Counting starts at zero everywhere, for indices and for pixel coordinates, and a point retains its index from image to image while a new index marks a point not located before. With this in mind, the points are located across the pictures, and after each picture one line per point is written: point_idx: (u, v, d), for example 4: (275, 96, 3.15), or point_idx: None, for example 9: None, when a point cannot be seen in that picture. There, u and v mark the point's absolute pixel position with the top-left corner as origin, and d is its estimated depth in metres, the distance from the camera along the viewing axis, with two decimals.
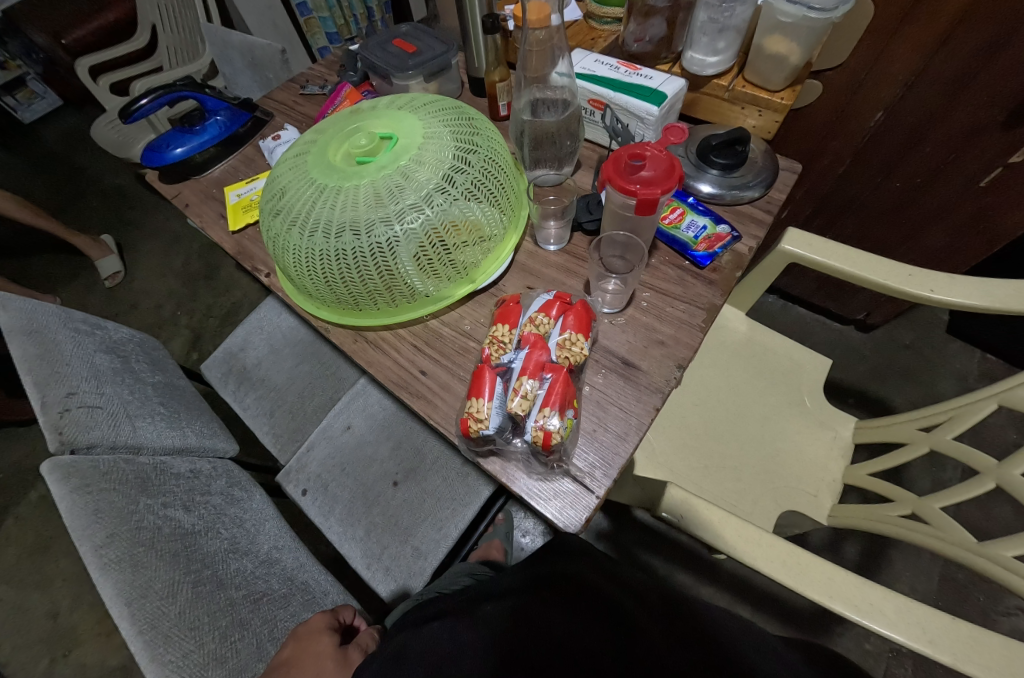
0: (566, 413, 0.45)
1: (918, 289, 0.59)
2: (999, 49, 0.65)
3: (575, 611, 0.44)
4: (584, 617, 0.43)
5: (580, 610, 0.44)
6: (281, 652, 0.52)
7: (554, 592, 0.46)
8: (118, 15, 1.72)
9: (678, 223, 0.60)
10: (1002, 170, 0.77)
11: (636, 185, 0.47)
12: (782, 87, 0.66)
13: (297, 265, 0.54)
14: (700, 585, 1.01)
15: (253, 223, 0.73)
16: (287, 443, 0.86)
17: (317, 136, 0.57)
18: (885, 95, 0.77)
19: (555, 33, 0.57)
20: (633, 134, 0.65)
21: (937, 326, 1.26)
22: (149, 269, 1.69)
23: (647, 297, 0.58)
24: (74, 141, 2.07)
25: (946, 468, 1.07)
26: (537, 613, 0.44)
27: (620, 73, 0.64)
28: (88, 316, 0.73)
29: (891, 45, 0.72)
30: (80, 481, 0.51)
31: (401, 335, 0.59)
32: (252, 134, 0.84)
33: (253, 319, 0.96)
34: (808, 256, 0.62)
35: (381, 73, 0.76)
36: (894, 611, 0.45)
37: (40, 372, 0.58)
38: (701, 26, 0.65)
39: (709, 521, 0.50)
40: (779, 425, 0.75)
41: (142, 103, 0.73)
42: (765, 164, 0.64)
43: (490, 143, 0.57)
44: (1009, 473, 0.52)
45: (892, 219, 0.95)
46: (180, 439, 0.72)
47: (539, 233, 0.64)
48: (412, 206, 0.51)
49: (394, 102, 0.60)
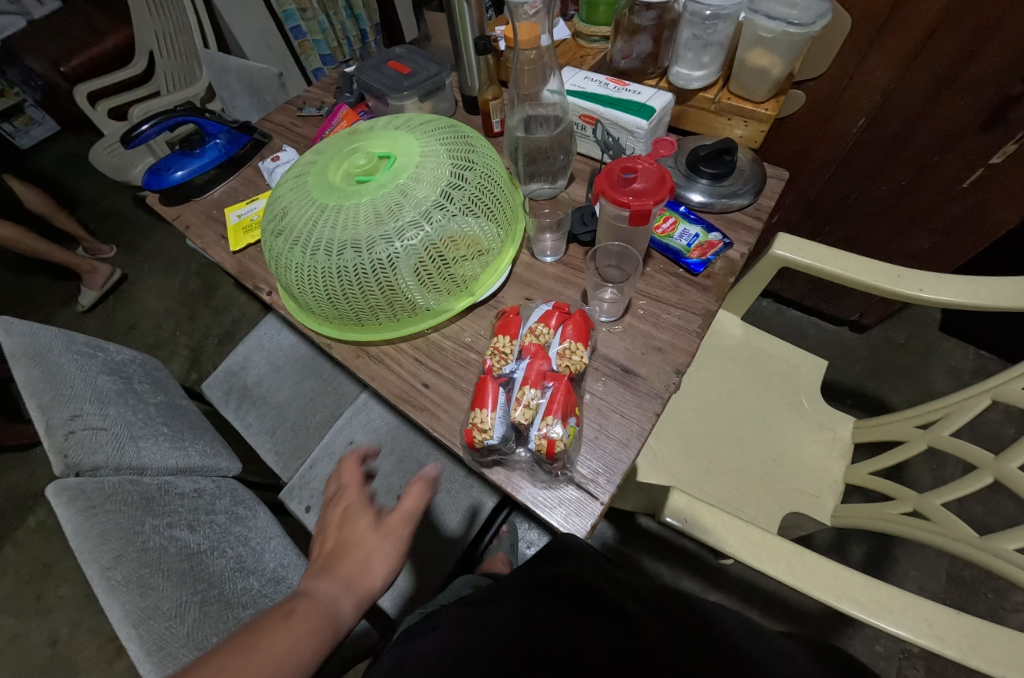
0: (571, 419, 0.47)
1: (909, 289, 0.61)
2: (975, 55, 0.68)
3: (572, 608, 0.45)
4: (586, 615, 0.44)
5: (585, 610, 0.45)
6: (332, 541, 0.45)
7: (553, 591, 0.47)
8: (116, 43, 1.76)
9: (671, 232, 0.62)
10: (983, 171, 0.79)
11: (629, 197, 0.48)
12: (767, 98, 0.68)
13: (299, 283, 0.55)
14: (707, 591, 1.00)
15: (255, 243, 0.74)
16: (289, 461, 0.86)
17: (316, 157, 0.59)
18: (866, 102, 0.80)
19: (546, 52, 0.60)
20: (625, 147, 0.67)
21: (930, 325, 1.28)
22: (148, 289, 1.70)
23: (643, 304, 0.59)
24: (72, 165, 2.10)
25: (946, 465, 1.08)
26: (534, 613, 0.45)
27: (609, 89, 0.66)
28: (90, 338, 0.74)
29: (869, 55, 0.75)
30: (86, 504, 0.52)
31: (402, 349, 0.60)
32: (251, 155, 0.86)
33: (254, 337, 0.97)
34: (800, 259, 0.64)
35: (376, 94, 0.78)
36: (900, 609, 0.45)
37: (44, 394, 0.59)
38: (685, 42, 0.68)
39: (714, 524, 0.50)
40: (779, 427, 0.76)
41: (144, 128, 0.79)
42: (753, 173, 0.66)
43: (486, 160, 0.59)
44: (1006, 467, 0.53)
45: (879, 221, 0.97)
46: (183, 459, 0.72)
47: (535, 245, 0.65)
48: (412, 223, 0.52)
49: (391, 122, 0.62)
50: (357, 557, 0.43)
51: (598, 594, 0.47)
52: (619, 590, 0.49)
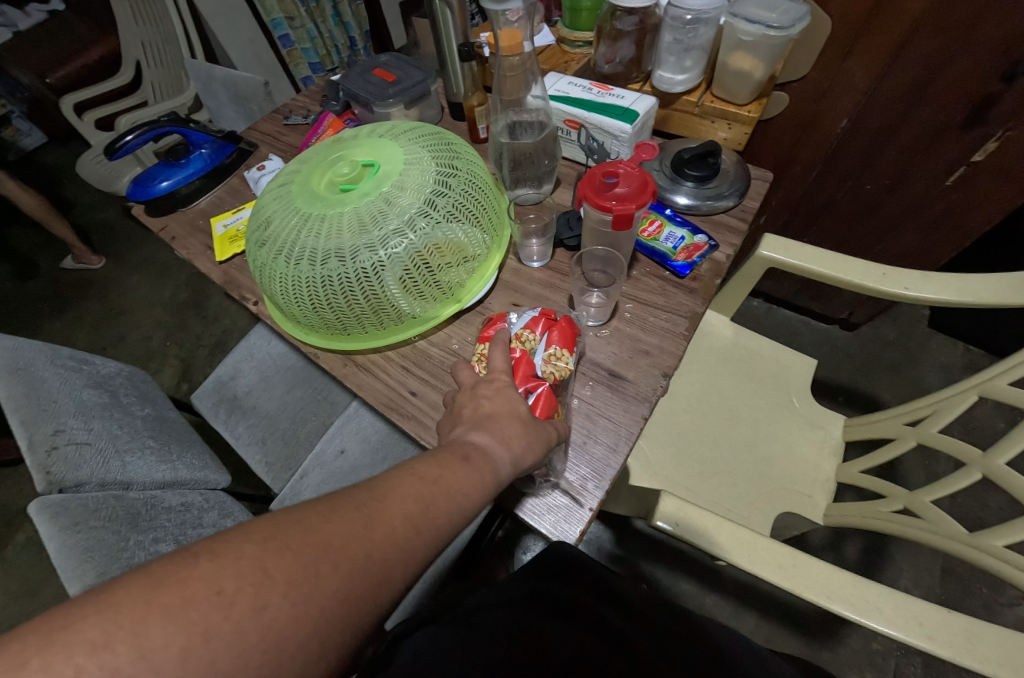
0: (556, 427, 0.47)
1: (893, 287, 0.61)
2: (954, 54, 0.69)
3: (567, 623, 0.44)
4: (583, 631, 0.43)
5: (579, 624, 0.44)
6: (481, 406, 0.44)
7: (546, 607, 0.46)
8: (103, 53, 1.76)
9: (657, 235, 0.62)
10: (966, 169, 0.79)
11: (612, 201, 0.48)
12: (749, 101, 0.69)
13: (284, 293, 0.55)
14: (704, 593, 1.00)
15: (241, 253, 0.74)
16: (279, 472, 0.86)
17: (300, 166, 0.58)
18: (849, 103, 0.81)
19: (528, 58, 0.60)
20: (609, 151, 0.67)
21: (919, 322, 1.28)
22: (137, 300, 1.69)
23: (630, 308, 0.59)
24: (60, 177, 2.08)
25: (938, 461, 1.08)
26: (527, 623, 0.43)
27: (593, 93, 0.66)
28: (75, 351, 0.74)
29: (850, 57, 0.76)
30: (69, 521, 0.51)
31: (390, 357, 0.59)
32: (238, 165, 0.85)
33: (243, 347, 0.96)
34: (785, 260, 0.64)
35: (362, 102, 0.78)
36: (892, 608, 0.45)
37: (27, 410, 0.58)
38: (667, 46, 0.68)
39: (705, 526, 0.50)
40: (771, 428, 0.76)
41: (128, 140, 0.79)
42: (738, 174, 0.66)
43: (470, 167, 0.59)
44: (994, 462, 0.53)
45: (866, 221, 0.98)
46: (171, 472, 0.71)
47: (522, 250, 0.65)
48: (396, 232, 0.52)
49: (375, 130, 0.61)
50: (517, 421, 0.42)
51: (589, 610, 0.46)
52: (609, 606, 0.48)
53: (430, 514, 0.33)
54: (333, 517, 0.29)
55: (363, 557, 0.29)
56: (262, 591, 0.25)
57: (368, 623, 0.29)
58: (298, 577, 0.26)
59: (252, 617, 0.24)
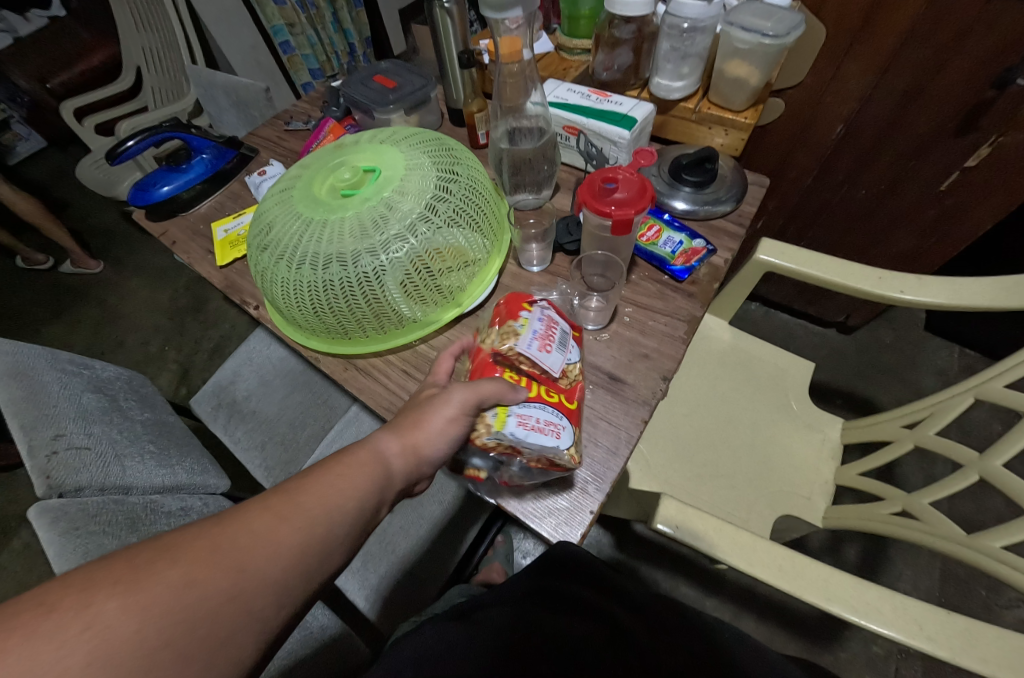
0: (538, 408, 0.45)
1: (889, 291, 0.62)
2: (946, 62, 0.70)
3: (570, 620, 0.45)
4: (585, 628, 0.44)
5: (583, 622, 0.45)
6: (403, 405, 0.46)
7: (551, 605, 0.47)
8: (104, 59, 1.77)
9: (655, 240, 0.63)
10: (959, 175, 0.80)
11: (611, 206, 0.49)
12: (745, 107, 0.69)
13: (285, 297, 0.55)
14: (704, 597, 1.00)
15: (241, 258, 0.74)
16: (278, 476, 0.85)
17: (302, 172, 0.59)
18: (844, 109, 0.82)
19: (527, 65, 0.60)
20: (608, 157, 0.68)
21: (915, 325, 1.29)
22: (137, 305, 1.69)
23: (629, 312, 0.59)
24: (59, 181, 2.09)
25: (936, 464, 1.09)
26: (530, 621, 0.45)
27: (592, 100, 0.67)
28: (75, 356, 0.73)
29: (845, 63, 0.77)
30: (68, 525, 0.51)
31: (390, 361, 0.59)
32: (238, 170, 0.86)
33: (242, 351, 0.96)
34: (782, 264, 0.65)
35: (362, 108, 0.78)
36: (891, 609, 0.45)
37: (26, 415, 0.58)
38: (665, 54, 0.69)
39: (705, 528, 0.50)
40: (770, 431, 0.76)
41: (130, 145, 0.80)
42: (734, 180, 0.67)
43: (471, 172, 0.60)
44: (991, 464, 0.54)
45: (861, 225, 0.99)
46: (170, 477, 0.71)
47: (522, 255, 0.65)
48: (397, 237, 0.52)
49: (376, 136, 0.62)
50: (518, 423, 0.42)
51: (595, 608, 0.47)
52: (615, 604, 0.49)
53: (321, 517, 0.34)
54: (209, 530, 0.30)
55: (213, 548, 0.29)
56: (87, 590, 0.25)
57: (237, 604, 0.28)
58: (131, 572, 0.27)
59: (74, 612, 0.24)
